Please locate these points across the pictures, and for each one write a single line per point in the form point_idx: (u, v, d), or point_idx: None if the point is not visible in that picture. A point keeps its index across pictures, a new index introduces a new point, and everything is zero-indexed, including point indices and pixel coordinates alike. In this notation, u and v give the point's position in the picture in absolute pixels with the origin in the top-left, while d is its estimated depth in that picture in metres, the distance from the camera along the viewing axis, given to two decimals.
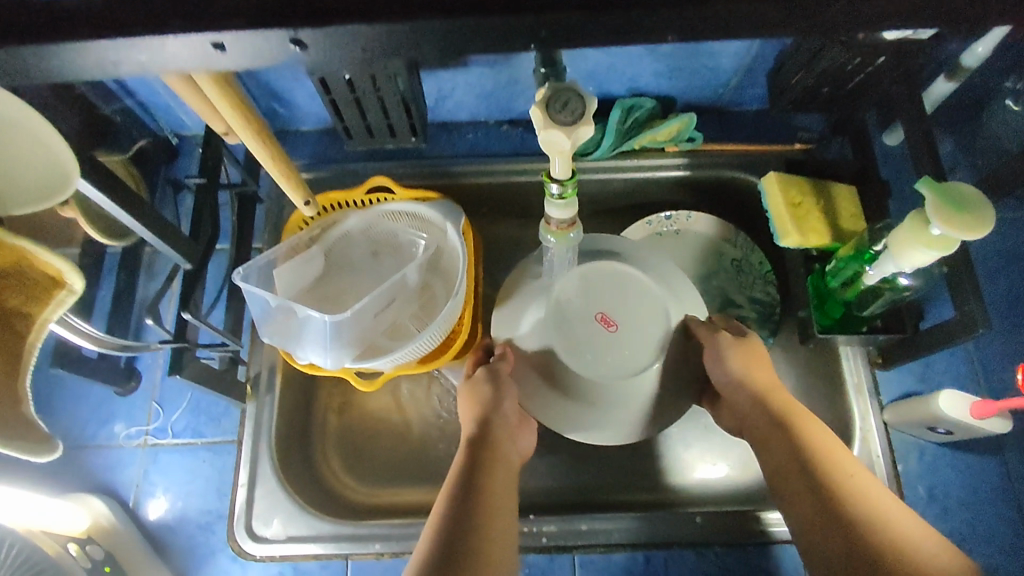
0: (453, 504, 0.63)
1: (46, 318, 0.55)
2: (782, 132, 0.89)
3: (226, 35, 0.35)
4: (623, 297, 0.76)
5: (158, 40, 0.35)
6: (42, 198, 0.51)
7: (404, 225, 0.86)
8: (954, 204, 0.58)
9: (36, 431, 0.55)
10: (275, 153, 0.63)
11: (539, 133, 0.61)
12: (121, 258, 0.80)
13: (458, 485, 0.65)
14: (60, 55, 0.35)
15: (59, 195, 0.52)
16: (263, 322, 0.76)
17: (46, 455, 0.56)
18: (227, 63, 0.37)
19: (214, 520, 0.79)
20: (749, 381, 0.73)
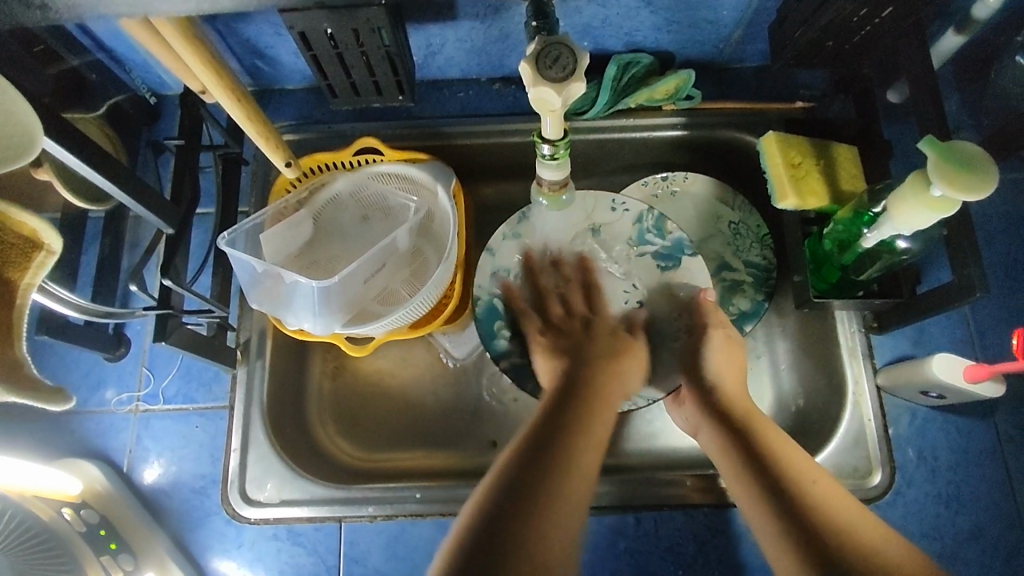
0: (513, 459, 0.60)
1: (30, 283, 0.52)
2: (783, 89, 0.86)
3: None
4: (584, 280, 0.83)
5: None
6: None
7: (394, 187, 0.84)
8: (957, 165, 0.57)
9: (43, 386, 0.54)
10: (253, 113, 0.61)
11: (529, 91, 0.59)
12: (104, 225, 0.79)
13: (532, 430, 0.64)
14: None
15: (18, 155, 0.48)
16: (251, 288, 0.75)
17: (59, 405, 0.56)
18: None
19: (208, 485, 0.79)
20: (729, 380, 0.74)
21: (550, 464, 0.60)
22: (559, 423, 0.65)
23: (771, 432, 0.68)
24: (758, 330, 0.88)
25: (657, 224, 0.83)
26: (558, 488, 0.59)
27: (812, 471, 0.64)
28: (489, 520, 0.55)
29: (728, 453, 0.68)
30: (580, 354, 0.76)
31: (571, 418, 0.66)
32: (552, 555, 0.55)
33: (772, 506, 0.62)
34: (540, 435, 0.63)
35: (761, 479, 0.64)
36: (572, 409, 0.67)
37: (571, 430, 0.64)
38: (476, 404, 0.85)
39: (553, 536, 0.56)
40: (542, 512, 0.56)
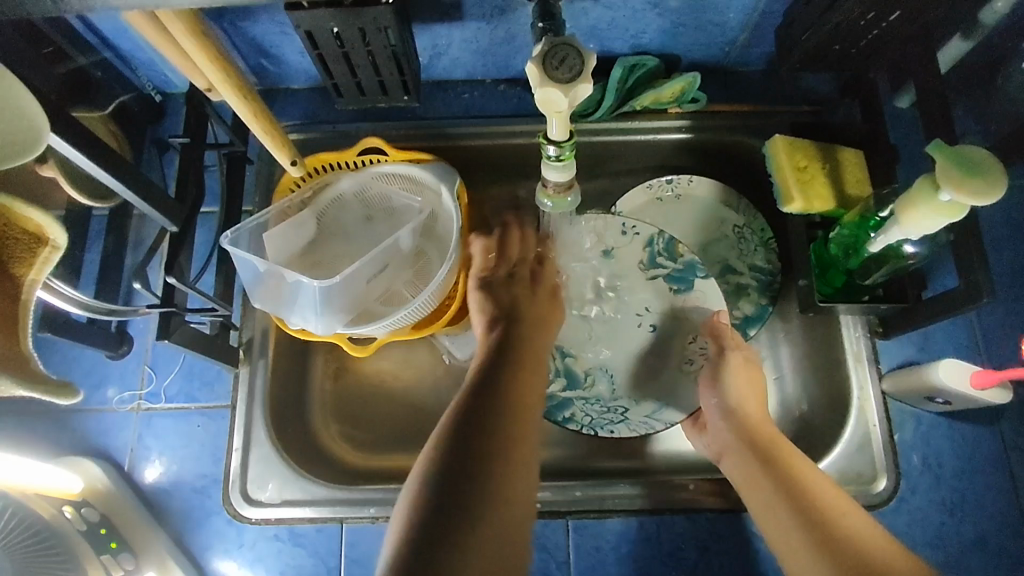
0: (446, 443, 0.58)
1: (35, 278, 0.52)
2: (789, 93, 0.86)
3: None
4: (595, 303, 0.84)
5: None
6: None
7: (398, 188, 0.84)
8: (965, 169, 0.56)
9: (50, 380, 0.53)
10: (257, 111, 0.61)
11: (535, 91, 0.58)
12: (108, 223, 0.79)
13: (465, 400, 0.62)
14: None
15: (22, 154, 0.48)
16: (254, 288, 0.75)
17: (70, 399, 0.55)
18: None
19: (209, 484, 0.79)
20: (748, 402, 0.72)
21: (488, 438, 0.59)
22: (494, 387, 0.63)
23: (798, 460, 0.66)
24: (761, 333, 0.86)
25: (667, 247, 0.83)
26: (497, 469, 0.57)
27: (843, 505, 0.62)
28: (432, 513, 0.54)
29: (755, 480, 0.67)
30: (516, 308, 0.74)
31: (505, 380, 0.64)
32: (496, 534, 0.54)
33: (807, 541, 0.60)
34: (471, 402, 0.62)
35: (791, 508, 0.63)
36: (503, 372, 0.65)
37: (500, 394, 0.63)
38: None
39: (515, 487, 0.57)
40: (487, 495, 0.55)
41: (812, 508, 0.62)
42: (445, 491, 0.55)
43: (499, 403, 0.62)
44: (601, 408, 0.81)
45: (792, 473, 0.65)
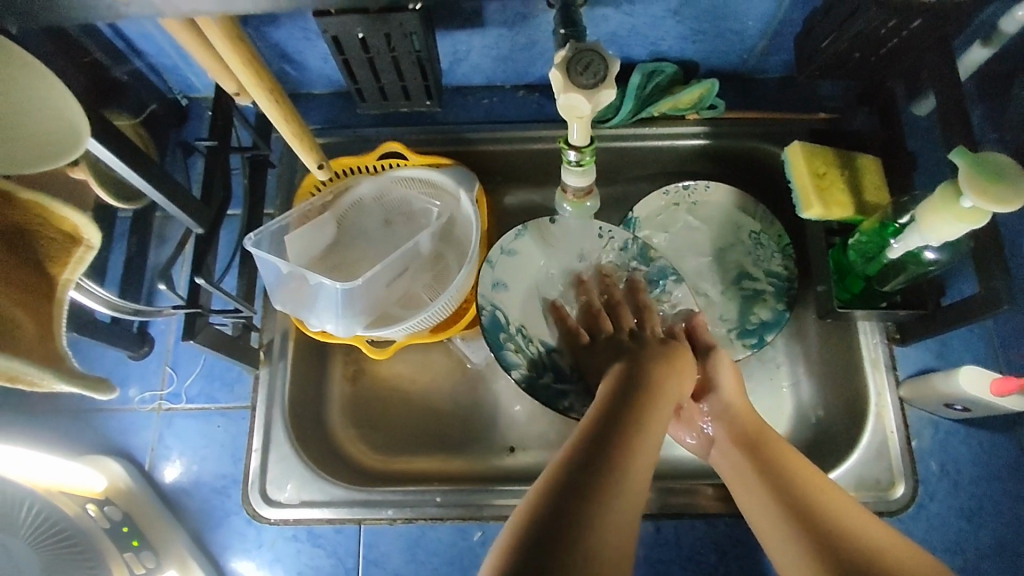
0: (562, 471, 0.55)
1: (67, 279, 0.53)
2: (806, 101, 0.86)
3: None
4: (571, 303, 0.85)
5: None
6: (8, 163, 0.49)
7: (416, 192, 0.85)
8: (988, 175, 0.57)
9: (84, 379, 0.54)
10: (288, 115, 0.62)
11: (559, 97, 0.59)
12: (132, 224, 0.80)
13: (586, 437, 0.58)
14: None
15: (57, 162, 0.49)
16: (275, 289, 0.75)
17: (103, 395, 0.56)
18: None
19: (228, 484, 0.80)
20: (741, 401, 0.73)
21: (606, 475, 0.55)
22: (621, 419, 0.61)
23: (785, 451, 0.66)
24: (777, 339, 0.88)
25: (642, 252, 0.86)
26: (608, 501, 0.53)
27: (826, 487, 0.63)
28: (532, 537, 0.50)
29: (741, 470, 0.67)
30: (643, 357, 0.70)
31: (629, 424, 0.60)
32: (606, 565, 0.50)
33: (789, 529, 0.60)
34: (592, 437, 0.58)
35: (770, 490, 0.63)
36: (629, 414, 0.61)
37: (619, 434, 0.59)
38: (495, 409, 0.85)
39: (617, 518, 0.53)
40: (601, 527, 0.52)
41: (797, 493, 0.62)
42: (552, 512, 0.52)
43: (624, 444, 0.58)
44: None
45: (780, 461, 0.65)
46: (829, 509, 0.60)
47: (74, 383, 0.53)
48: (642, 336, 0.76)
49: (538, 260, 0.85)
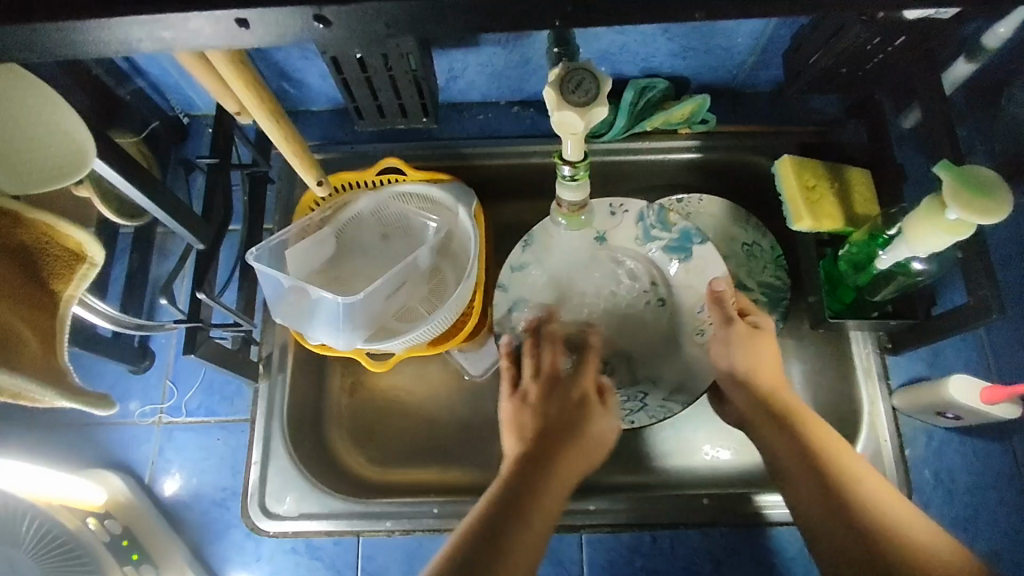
0: (462, 552, 0.59)
1: (72, 294, 0.54)
2: (796, 115, 0.88)
3: (248, 13, 0.37)
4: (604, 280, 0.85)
5: (179, 19, 0.37)
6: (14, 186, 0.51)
7: (415, 207, 0.86)
8: (973, 188, 0.58)
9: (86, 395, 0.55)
10: (288, 132, 0.63)
11: (552, 114, 0.61)
12: (133, 240, 0.81)
13: (489, 513, 0.63)
14: (83, 35, 0.38)
15: (58, 185, 0.51)
16: (276, 303, 0.76)
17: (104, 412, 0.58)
18: (250, 40, 0.39)
19: (228, 497, 0.80)
20: (759, 373, 0.73)
21: (498, 550, 0.59)
22: (521, 495, 0.65)
23: (811, 426, 0.69)
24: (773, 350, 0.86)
25: (659, 218, 0.82)
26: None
27: (855, 465, 0.65)
28: None
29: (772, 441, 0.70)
30: (547, 416, 0.73)
31: (527, 501, 0.64)
32: None
33: (821, 504, 0.64)
34: (494, 512, 0.62)
35: (800, 465, 0.67)
36: (524, 488, 0.65)
37: (512, 509, 0.63)
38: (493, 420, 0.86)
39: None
40: None
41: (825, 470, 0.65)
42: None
43: (534, 490, 0.65)
44: (620, 397, 0.83)
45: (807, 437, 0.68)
46: (855, 489, 0.63)
47: (75, 401, 0.54)
48: (575, 385, 0.76)
49: (557, 243, 0.84)
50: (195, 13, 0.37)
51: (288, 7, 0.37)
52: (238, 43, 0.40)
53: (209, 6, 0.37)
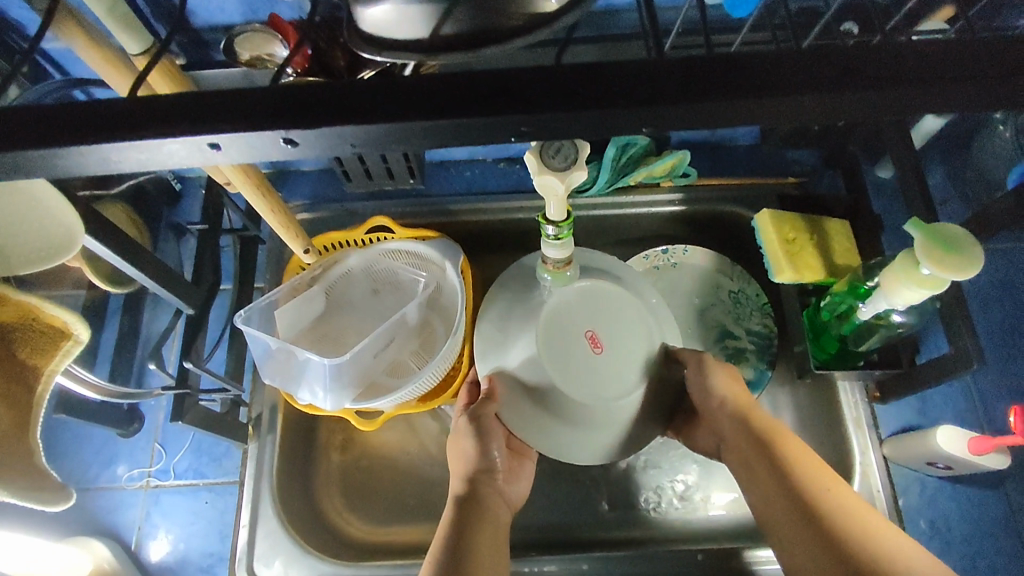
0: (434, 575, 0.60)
1: (52, 370, 0.54)
2: (774, 167, 0.91)
3: (223, 135, 0.31)
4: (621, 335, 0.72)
5: (154, 144, 0.31)
6: (2, 267, 0.52)
7: (403, 263, 0.87)
8: (942, 245, 0.59)
9: (51, 479, 0.55)
10: (276, 206, 0.65)
11: (534, 178, 0.59)
12: (124, 303, 0.82)
13: (446, 543, 0.63)
14: (39, 162, 0.32)
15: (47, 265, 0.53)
16: (264, 363, 0.77)
17: (57, 504, 0.55)
18: (225, 161, 0.33)
19: (215, 562, 0.79)
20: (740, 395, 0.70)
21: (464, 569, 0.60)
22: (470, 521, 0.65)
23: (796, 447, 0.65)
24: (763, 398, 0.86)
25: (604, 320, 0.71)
26: None
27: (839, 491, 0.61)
28: None
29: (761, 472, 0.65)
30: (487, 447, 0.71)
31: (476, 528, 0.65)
32: None
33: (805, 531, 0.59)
34: (454, 544, 0.63)
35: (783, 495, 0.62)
36: (475, 515, 0.66)
37: (473, 532, 0.64)
38: None
39: None
40: None
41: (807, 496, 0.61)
42: None
43: (477, 522, 0.66)
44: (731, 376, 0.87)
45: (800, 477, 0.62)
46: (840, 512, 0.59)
47: (30, 498, 0.52)
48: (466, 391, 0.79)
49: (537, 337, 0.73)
50: (174, 137, 0.31)
51: (258, 129, 0.31)
52: (216, 165, 0.34)
53: (185, 127, 0.31)
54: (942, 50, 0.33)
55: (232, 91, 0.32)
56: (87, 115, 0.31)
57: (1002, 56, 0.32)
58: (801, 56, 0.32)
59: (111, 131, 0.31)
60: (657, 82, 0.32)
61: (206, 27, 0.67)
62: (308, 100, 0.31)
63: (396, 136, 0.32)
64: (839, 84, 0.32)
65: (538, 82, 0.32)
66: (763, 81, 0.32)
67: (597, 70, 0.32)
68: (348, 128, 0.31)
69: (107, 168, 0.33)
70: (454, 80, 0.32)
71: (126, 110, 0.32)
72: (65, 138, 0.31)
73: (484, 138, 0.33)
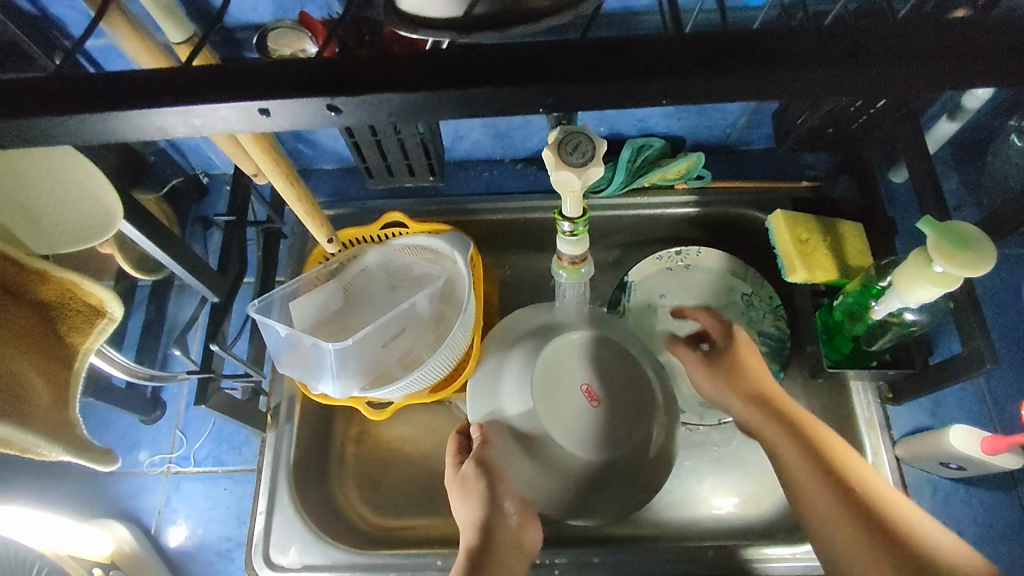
0: None
1: (89, 347, 0.57)
2: (788, 170, 0.92)
3: (270, 101, 0.33)
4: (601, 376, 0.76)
5: (207, 108, 0.33)
6: (44, 244, 0.56)
7: (420, 259, 0.88)
8: (956, 243, 0.60)
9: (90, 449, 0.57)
10: (301, 194, 0.67)
11: (551, 174, 0.61)
12: (150, 293, 0.84)
13: None
14: (96, 126, 0.34)
15: (90, 244, 0.56)
16: (281, 353, 0.78)
17: (106, 465, 0.59)
18: (270, 128, 0.35)
19: (233, 547, 0.81)
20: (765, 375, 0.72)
21: None
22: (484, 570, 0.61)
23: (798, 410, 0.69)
24: None
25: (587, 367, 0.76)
26: None
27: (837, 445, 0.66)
28: None
29: (776, 430, 0.68)
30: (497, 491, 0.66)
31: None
32: None
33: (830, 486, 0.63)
34: None
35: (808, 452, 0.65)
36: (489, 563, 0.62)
37: None
38: None
39: None
40: None
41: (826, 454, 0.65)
42: None
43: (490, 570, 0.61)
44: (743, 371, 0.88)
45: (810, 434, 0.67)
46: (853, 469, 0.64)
47: (76, 452, 0.55)
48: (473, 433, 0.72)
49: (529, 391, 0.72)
50: (226, 102, 0.33)
51: (303, 96, 0.33)
52: (261, 131, 0.35)
53: (235, 94, 0.33)
54: (951, 31, 0.34)
55: (277, 65, 0.34)
56: (138, 86, 0.33)
57: (1010, 40, 0.34)
58: (814, 38, 0.34)
59: (165, 97, 0.33)
60: (676, 61, 0.33)
61: (238, 26, 0.70)
62: (350, 73, 0.33)
63: (428, 107, 0.35)
64: (848, 64, 0.33)
65: (563, 56, 0.33)
66: (777, 60, 0.33)
67: (623, 50, 0.33)
68: (381, 94, 0.33)
69: (160, 134, 0.35)
70: (482, 55, 0.34)
71: (181, 78, 0.34)
72: (124, 104, 0.33)
73: (510, 109, 0.35)
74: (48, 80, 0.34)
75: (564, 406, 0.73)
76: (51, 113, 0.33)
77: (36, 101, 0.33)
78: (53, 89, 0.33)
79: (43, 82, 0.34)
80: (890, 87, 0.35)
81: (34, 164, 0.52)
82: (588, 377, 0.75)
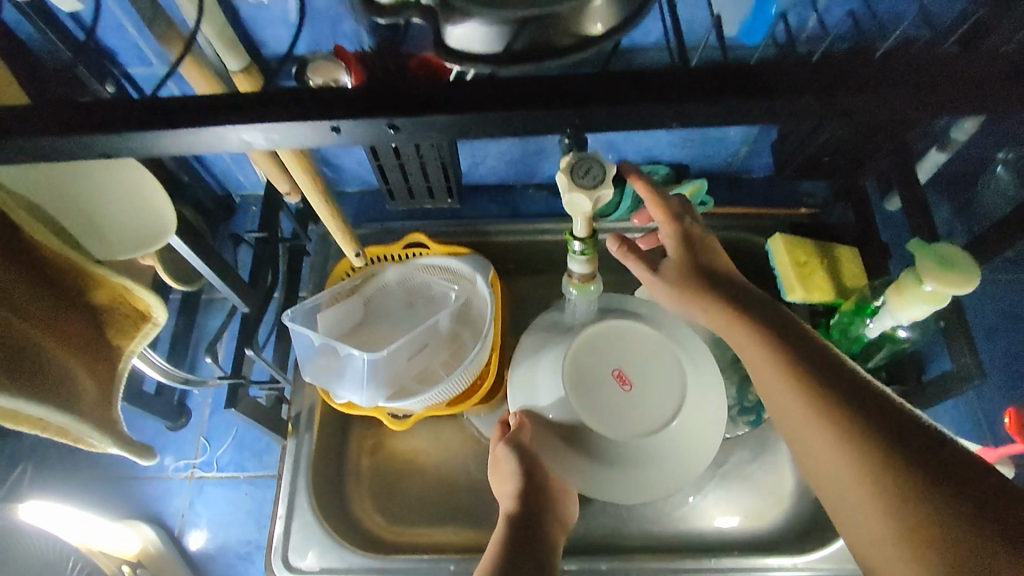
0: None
1: (133, 349, 0.62)
2: (787, 198, 0.97)
3: (343, 121, 0.38)
4: (645, 362, 0.75)
5: (287, 126, 0.38)
6: (104, 253, 0.59)
7: (438, 279, 0.93)
8: (942, 263, 0.64)
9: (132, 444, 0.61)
10: (333, 211, 0.72)
11: (563, 196, 0.64)
12: (182, 305, 0.89)
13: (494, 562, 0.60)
14: (183, 139, 0.39)
15: (148, 248, 0.61)
16: (307, 362, 0.83)
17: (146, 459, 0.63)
18: (338, 143, 0.40)
19: (252, 550, 0.84)
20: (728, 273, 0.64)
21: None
22: (525, 539, 0.63)
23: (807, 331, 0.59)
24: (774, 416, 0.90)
25: (629, 353, 0.76)
26: None
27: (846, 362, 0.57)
28: None
29: (782, 354, 0.57)
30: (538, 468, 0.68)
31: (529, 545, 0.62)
32: None
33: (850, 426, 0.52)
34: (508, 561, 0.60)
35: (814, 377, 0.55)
36: (530, 534, 0.64)
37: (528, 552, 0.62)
38: None
39: None
40: None
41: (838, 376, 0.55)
42: None
43: (532, 540, 0.63)
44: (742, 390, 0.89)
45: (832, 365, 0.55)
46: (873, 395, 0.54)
47: (123, 448, 0.60)
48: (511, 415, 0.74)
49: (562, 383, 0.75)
50: (305, 121, 0.38)
51: (369, 117, 0.38)
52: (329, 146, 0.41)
53: (312, 114, 0.38)
54: (923, 68, 0.39)
55: (343, 92, 0.39)
56: (213, 106, 0.39)
57: (974, 77, 0.39)
58: (804, 74, 0.39)
59: (250, 116, 0.38)
60: (683, 92, 0.38)
61: (275, 58, 0.76)
62: (402, 100, 0.39)
63: (469, 127, 0.40)
64: (833, 96, 0.38)
65: (585, 85, 0.39)
66: (771, 90, 0.38)
67: (635, 82, 0.39)
68: (429, 117, 0.38)
69: (242, 147, 0.40)
70: (515, 84, 0.39)
71: (261, 100, 0.39)
72: (214, 120, 0.38)
73: (537, 129, 0.40)
74: (143, 100, 0.39)
75: (603, 391, 0.74)
76: (145, 127, 0.38)
77: (132, 116, 0.38)
78: (149, 107, 0.38)
79: (137, 102, 0.39)
80: (869, 115, 0.40)
81: (96, 176, 0.56)
82: (630, 365, 0.75)
